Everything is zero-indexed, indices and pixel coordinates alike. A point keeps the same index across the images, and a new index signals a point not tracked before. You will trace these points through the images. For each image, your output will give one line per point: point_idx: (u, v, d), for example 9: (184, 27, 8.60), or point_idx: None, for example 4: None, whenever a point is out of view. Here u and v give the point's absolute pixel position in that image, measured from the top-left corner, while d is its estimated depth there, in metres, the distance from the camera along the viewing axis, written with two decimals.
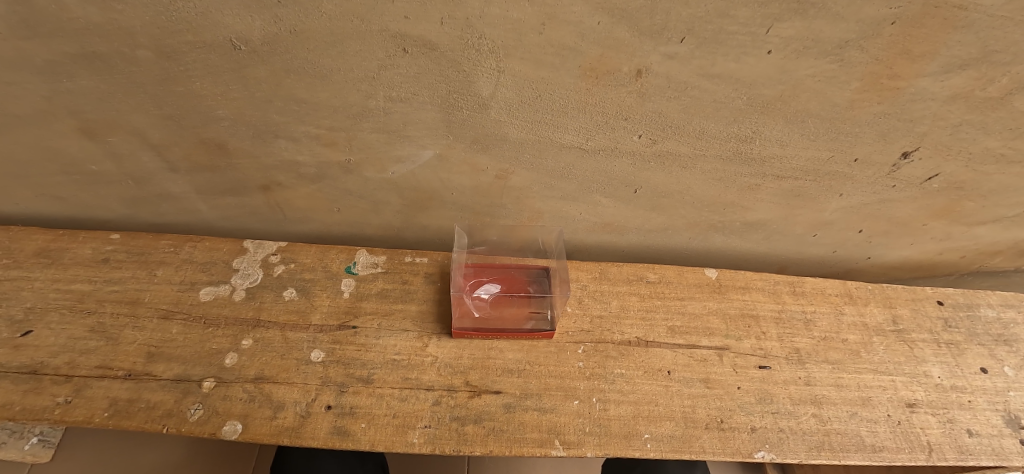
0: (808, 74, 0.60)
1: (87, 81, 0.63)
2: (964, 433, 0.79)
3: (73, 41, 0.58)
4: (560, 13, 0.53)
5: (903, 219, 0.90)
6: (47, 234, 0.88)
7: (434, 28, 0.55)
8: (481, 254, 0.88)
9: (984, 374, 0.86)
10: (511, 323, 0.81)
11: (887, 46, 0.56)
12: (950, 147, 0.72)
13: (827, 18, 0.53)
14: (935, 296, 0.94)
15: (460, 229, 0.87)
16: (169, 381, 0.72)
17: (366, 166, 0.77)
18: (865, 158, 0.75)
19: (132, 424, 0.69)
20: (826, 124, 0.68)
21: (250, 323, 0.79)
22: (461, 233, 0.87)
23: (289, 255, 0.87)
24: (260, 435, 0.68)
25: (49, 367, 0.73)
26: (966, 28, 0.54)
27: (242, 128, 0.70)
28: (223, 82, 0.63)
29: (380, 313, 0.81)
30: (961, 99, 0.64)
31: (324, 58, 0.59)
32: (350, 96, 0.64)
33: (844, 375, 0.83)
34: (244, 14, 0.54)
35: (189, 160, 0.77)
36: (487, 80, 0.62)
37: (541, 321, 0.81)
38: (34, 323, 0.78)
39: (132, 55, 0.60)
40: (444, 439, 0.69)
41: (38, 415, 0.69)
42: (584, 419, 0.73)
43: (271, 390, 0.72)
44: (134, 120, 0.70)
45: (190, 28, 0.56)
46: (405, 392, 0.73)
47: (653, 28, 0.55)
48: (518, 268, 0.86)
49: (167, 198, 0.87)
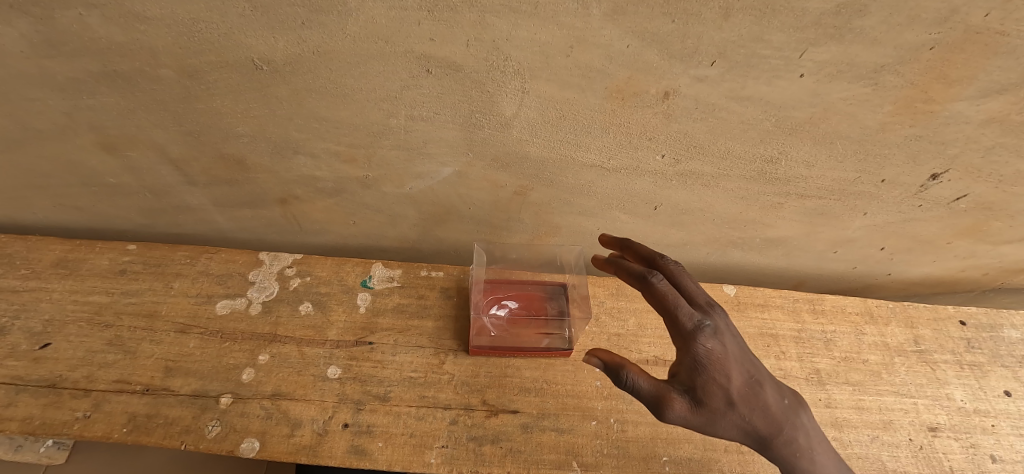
0: (840, 97, 0.59)
1: (107, 98, 0.63)
2: (988, 458, 0.78)
3: (94, 60, 0.57)
4: (589, 36, 0.52)
5: (927, 237, 0.89)
6: (64, 244, 0.88)
7: (460, 50, 0.54)
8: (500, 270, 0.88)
9: (1007, 398, 0.84)
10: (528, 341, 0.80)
11: (924, 71, 0.55)
12: (980, 170, 0.71)
13: (864, 43, 0.52)
14: (958, 316, 0.92)
15: (479, 248, 0.86)
16: (187, 396, 0.72)
17: (384, 181, 0.77)
18: (893, 179, 0.73)
19: (150, 440, 0.69)
20: (855, 145, 0.67)
21: (267, 337, 0.79)
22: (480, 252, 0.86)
23: (305, 268, 0.87)
24: (278, 454, 0.68)
25: (68, 381, 0.74)
26: (1008, 53, 0.52)
27: (261, 144, 0.70)
28: (244, 100, 0.62)
29: (396, 329, 0.81)
30: (995, 123, 0.62)
31: (346, 78, 0.58)
32: (371, 115, 0.63)
33: (864, 397, 0.82)
34: (268, 34, 0.53)
35: (207, 174, 0.77)
36: (511, 100, 0.61)
37: (559, 339, 0.80)
38: (53, 335, 0.78)
39: (154, 73, 0.59)
40: (461, 460, 0.69)
41: (57, 430, 0.69)
42: (602, 441, 0.72)
43: (288, 407, 0.72)
44: (154, 136, 0.69)
45: (213, 48, 0.55)
46: (423, 411, 0.73)
47: (684, 51, 0.53)
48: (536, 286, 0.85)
49: (184, 210, 0.86)
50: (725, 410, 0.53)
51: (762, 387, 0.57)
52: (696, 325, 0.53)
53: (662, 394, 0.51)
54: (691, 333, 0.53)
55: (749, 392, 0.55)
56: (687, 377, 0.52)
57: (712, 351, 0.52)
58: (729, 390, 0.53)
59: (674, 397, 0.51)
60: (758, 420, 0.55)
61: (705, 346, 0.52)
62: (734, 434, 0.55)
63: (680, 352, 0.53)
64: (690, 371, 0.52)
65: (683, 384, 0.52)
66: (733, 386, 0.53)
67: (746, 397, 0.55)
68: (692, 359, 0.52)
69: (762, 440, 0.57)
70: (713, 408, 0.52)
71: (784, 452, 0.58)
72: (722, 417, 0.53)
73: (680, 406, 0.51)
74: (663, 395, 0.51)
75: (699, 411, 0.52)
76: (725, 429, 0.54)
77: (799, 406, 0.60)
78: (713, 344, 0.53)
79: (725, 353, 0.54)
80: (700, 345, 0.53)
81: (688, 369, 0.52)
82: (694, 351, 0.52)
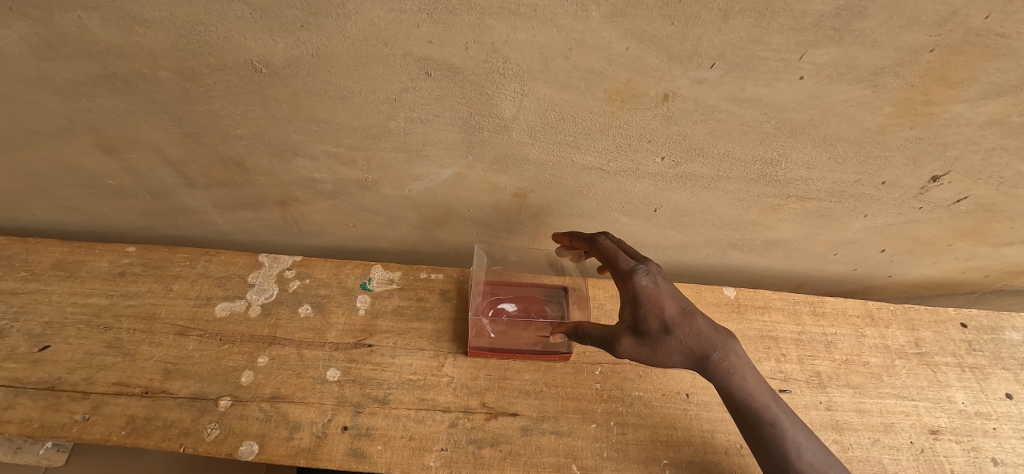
0: (840, 99, 0.59)
1: (107, 100, 0.63)
2: (989, 461, 0.77)
3: (94, 62, 0.57)
4: (588, 38, 0.52)
5: (927, 239, 0.89)
6: (64, 246, 0.88)
7: (459, 52, 0.54)
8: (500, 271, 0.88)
9: (1008, 400, 0.84)
10: (528, 344, 0.79)
11: (924, 73, 0.54)
12: (981, 172, 0.70)
13: (864, 45, 0.51)
14: (959, 318, 0.92)
15: (479, 251, 0.86)
16: (186, 399, 0.72)
17: (383, 183, 0.77)
18: (893, 181, 0.73)
19: (149, 443, 0.69)
20: (855, 147, 0.67)
21: (266, 340, 0.79)
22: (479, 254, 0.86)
23: (304, 270, 0.87)
24: (277, 456, 0.68)
25: (67, 383, 0.73)
26: (1008, 55, 0.52)
27: (261, 147, 0.70)
28: (243, 102, 0.62)
29: (396, 332, 0.80)
30: (996, 125, 0.62)
31: (345, 80, 0.58)
32: (370, 117, 0.63)
33: (865, 400, 0.81)
34: (267, 37, 0.53)
35: (207, 176, 0.77)
36: (510, 102, 0.61)
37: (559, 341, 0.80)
38: (52, 337, 0.78)
39: (153, 76, 0.59)
40: (461, 463, 0.69)
41: (56, 433, 0.69)
42: (602, 444, 0.72)
43: (287, 410, 0.72)
44: (154, 139, 0.69)
45: (212, 51, 0.55)
46: (422, 413, 0.72)
47: (683, 53, 0.53)
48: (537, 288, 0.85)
49: (183, 212, 0.86)
50: (664, 337, 0.63)
51: (697, 317, 0.66)
52: (631, 266, 0.64)
53: (607, 330, 0.63)
54: (627, 272, 0.64)
55: (685, 319, 0.65)
56: (626, 312, 0.64)
57: (642, 285, 0.63)
58: (664, 318, 0.63)
59: (617, 332, 0.63)
60: (695, 345, 0.65)
61: (637, 282, 0.63)
62: (678, 361, 0.64)
63: (622, 290, 0.65)
64: (629, 304, 0.64)
65: (625, 319, 0.64)
66: (668, 314, 0.63)
67: (683, 323, 0.64)
68: (630, 292, 0.64)
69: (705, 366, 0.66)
70: (651, 335, 0.63)
71: (726, 377, 0.65)
72: (661, 343, 0.63)
73: (625, 340, 0.62)
74: (607, 329, 0.64)
75: (641, 342, 0.63)
76: (668, 355, 0.64)
77: (736, 339, 0.68)
78: (646, 280, 0.64)
79: (658, 288, 0.64)
80: (635, 282, 0.64)
81: (626, 304, 0.64)
82: (631, 287, 0.63)
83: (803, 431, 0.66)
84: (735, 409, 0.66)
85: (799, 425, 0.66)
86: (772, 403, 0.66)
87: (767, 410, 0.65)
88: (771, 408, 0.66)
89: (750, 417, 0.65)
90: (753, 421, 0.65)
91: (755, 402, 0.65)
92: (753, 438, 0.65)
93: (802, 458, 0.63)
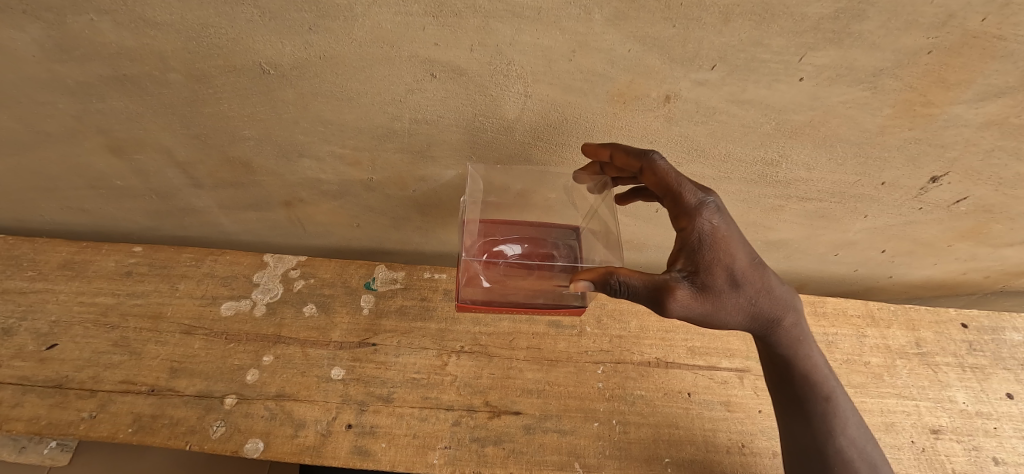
0: (840, 100, 0.59)
1: (117, 102, 0.64)
2: (990, 461, 0.78)
3: (104, 64, 0.58)
4: (591, 41, 0.52)
5: (927, 239, 0.89)
6: (71, 246, 0.89)
7: (464, 54, 0.55)
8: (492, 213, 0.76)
9: (1009, 400, 0.84)
10: (532, 294, 0.71)
11: (922, 74, 0.55)
12: (980, 173, 0.71)
13: (863, 47, 0.52)
14: (960, 318, 0.92)
15: (474, 171, 0.71)
16: (192, 397, 0.73)
17: (388, 184, 0.78)
18: (892, 182, 0.74)
19: (155, 440, 0.69)
20: (855, 148, 0.67)
21: (271, 338, 0.79)
22: (474, 176, 0.71)
23: (309, 270, 0.88)
24: (282, 454, 0.68)
25: (74, 381, 0.74)
26: (1005, 57, 0.52)
27: (267, 147, 0.71)
28: (251, 104, 0.63)
29: (399, 331, 0.81)
30: (995, 126, 0.62)
31: (352, 82, 0.59)
32: (376, 118, 0.64)
33: (866, 399, 0.82)
34: (276, 40, 0.54)
35: (213, 177, 0.78)
36: (514, 103, 0.61)
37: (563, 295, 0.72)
38: (59, 336, 0.79)
39: (162, 78, 0.60)
40: (464, 461, 0.69)
41: (64, 430, 0.70)
42: (604, 442, 0.73)
43: (293, 408, 0.72)
44: (162, 140, 0.70)
45: (221, 53, 0.56)
46: (425, 412, 0.73)
47: (684, 55, 0.54)
48: (540, 228, 0.75)
49: (189, 212, 0.87)
50: (726, 290, 0.54)
51: (763, 271, 0.58)
52: (699, 201, 0.54)
53: (662, 280, 0.51)
54: (694, 210, 0.54)
55: (752, 271, 0.56)
56: (686, 259, 0.53)
57: (712, 225, 0.53)
58: (732, 267, 0.54)
59: (675, 282, 0.51)
60: (757, 302, 0.57)
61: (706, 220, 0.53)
62: (736, 318, 0.56)
63: (686, 230, 0.54)
64: (693, 248, 0.53)
65: (683, 267, 0.53)
66: (736, 264, 0.54)
67: (750, 275, 0.56)
68: (697, 233, 0.53)
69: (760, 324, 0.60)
70: (716, 286, 0.53)
71: (791, 342, 0.63)
72: (725, 296, 0.54)
73: (685, 291, 0.51)
74: (664, 277, 0.51)
75: (704, 292, 0.52)
76: (728, 310, 0.55)
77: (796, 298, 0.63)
78: (715, 220, 0.54)
79: (727, 231, 0.54)
80: (703, 221, 0.54)
81: (692, 246, 0.53)
82: (699, 226, 0.53)
83: (848, 404, 0.68)
84: (790, 376, 0.67)
85: (846, 398, 0.68)
86: (829, 377, 0.67)
87: (825, 383, 0.66)
88: (829, 381, 0.67)
89: (805, 389, 0.66)
90: (809, 394, 0.66)
91: (815, 375, 0.66)
92: (799, 407, 0.67)
93: (844, 433, 0.67)
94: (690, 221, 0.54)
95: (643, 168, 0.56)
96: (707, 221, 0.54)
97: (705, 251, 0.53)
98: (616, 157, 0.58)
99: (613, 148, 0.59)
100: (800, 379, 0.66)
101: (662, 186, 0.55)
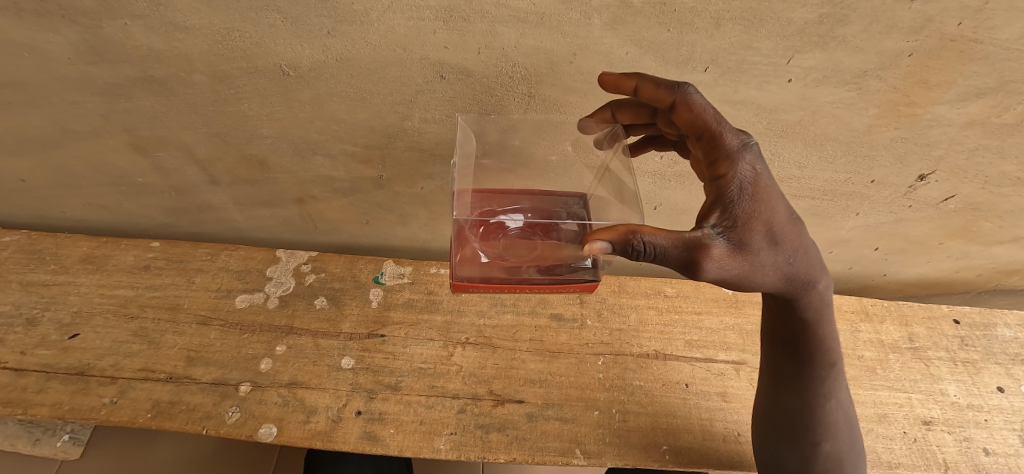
0: (827, 101, 0.63)
1: (143, 102, 0.68)
2: (980, 452, 0.80)
3: (134, 66, 0.62)
4: (591, 44, 0.56)
5: (919, 237, 0.92)
6: (91, 241, 0.93)
7: (471, 57, 0.58)
8: (485, 180, 0.70)
9: (1000, 394, 0.86)
10: (534, 268, 0.61)
11: (905, 76, 0.58)
12: (966, 171, 0.74)
13: (846, 50, 0.55)
14: (952, 314, 0.95)
15: (463, 124, 0.64)
16: (208, 384, 0.76)
17: (397, 181, 0.82)
18: (882, 180, 0.77)
19: (173, 424, 0.72)
20: (844, 147, 0.71)
21: (284, 329, 0.83)
22: (465, 129, 0.64)
23: (319, 265, 0.91)
24: (294, 439, 0.71)
25: (96, 369, 0.77)
26: (982, 59, 0.55)
27: (283, 146, 0.74)
28: (270, 103, 0.67)
29: (407, 323, 0.84)
30: (978, 125, 0.65)
31: (366, 82, 0.62)
32: (387, 118, 0.68)
33: (859, 391, 0.84)
34: (296, 43, 0.57)
35: (230, 174, 0.82)
36: (518, 104, 0.65)
37: (576, 271, 0.62)
38: (81, 326, 0.82)
39: (187, 78, 0.63)
40: (470, 446, 0.72)
41: (86, 415, 0.73)
42: (604, 430, 0.75)
43: (304, 395, 0.75)
44: (183, 138, 0.74)
45: (244, 55, 0.59)
46: (432, 400, 0.76)
47: (678, 58, 0.57)
48: (540, 196, 0.68)
49: (206, 209, 0.91)
50: (762, 250, 0.46)
51: (801, 228, 0.50)
52: (738, 145, 0.47)
53: (696, 237, 0.42)
54: (735, 153, 0.46)
55: (793, 229, 0.48)
56: (721, 213, 0.45)
57: (752, 173, 0.46)
58: (773, 222, 0.46)
59: (710, 239, 0.43)
60: (794, 264, 0.50)
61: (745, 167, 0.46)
62: (771, 281, 0.49)
63: (723, 178, 0.46)
64: (730, 199, 0.45)
65: (720, 221, 0.44)
66: (775, 219, 0.46)
67: (790, 232, 0.48)
68: (736, 182, 0.45)
69: (791, 289, 0.53)
70: (755, 244, 0.45)
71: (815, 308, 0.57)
72: (763, 256, 0.46)
73: (719, 251, 0.43)
74: (698, 233, 0.43)
75: (740, 251, 0.44)
76: (765, 271, 0.47)
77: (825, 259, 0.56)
78: (756, 168, 0.46)
79: (768, 181, 0.46)
80: (742, 168, 0.46)
81: (731, 196, 0.45)
82: (737, 173, 0.46)
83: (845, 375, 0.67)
84: (801, 341, 0.62)
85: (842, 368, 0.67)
86: (840, 347, 0.63)
87: (834, 352, 0.63)
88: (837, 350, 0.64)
89: (814, 357, 0.63)
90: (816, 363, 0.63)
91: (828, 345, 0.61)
92: (801, 374, 0.64)
93: (836, 398, 0.66)
94: (730, 167, 0.46)
95: (676, 102, 0.48)
96: (747, 167, 0.46)
97: (744, 203, 0.45)
98: (643, 90, 0.50)
99: (639, 79, 0.51)
100: (811, 344, 0.62)
101: (698, 123, 0.48)
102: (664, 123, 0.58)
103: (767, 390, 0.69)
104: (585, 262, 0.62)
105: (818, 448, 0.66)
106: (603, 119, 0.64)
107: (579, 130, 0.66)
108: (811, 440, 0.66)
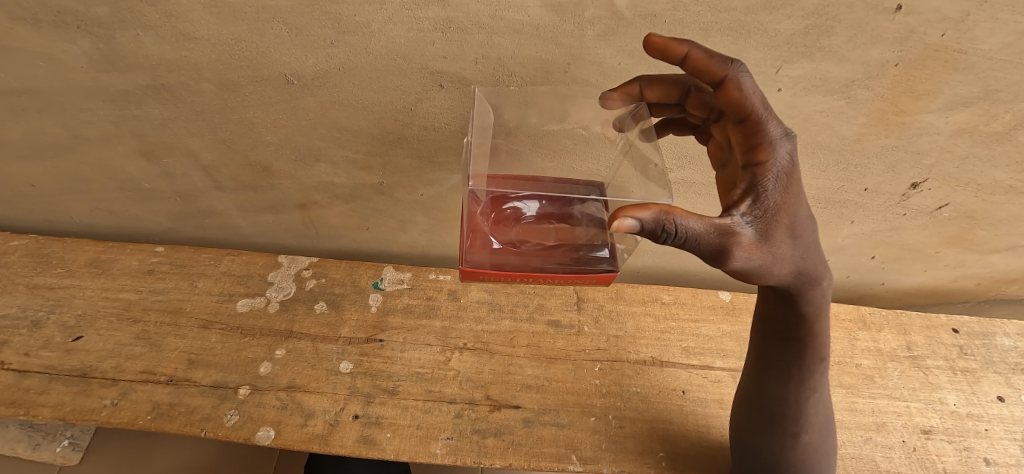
0: (816, 109, 0.64)
1: (152, 109, 0.70)
2: (981, 461, 0.79)
3: (144, 74, 0.64)
4: (585, 54, 0.58)
5: (915, 245, 0.93)
6: (97, 246, 0.94)
7: (469, 67, 0.60)
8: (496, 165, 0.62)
9: (1000, 403, 0.86)
10: (547, 258, 0.56)
11: (891, 85, 0.60)
12: (958, 179, 0.74)
13: (833, 60, 0.57)
14: (950, 323, 0.95)
15: (480, 96, 0.59)
16: (207, 387, 0.77)
17: (397, 188, 0.83)
18: (874, 188, 0.78)
19: (172, 427, 0.73)
20: (835, 155, 0.72)
21: (283, 333, 0.84)
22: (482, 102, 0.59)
23: (320, 270, 0.92)
24: (292, 442, 0.71)
25: (98, 371, 0.78)
26: (967, 69, 0.56)
27: (287, 152, 0.76)
28: (274, 111, 0.69)
29: (405, 328, 0.85)
30: (967, 133, 0.66)
31: (367, 91, 0.64)
32: (388, 125, 0.70)
33: (857, 400, 0.84)
34: (299, 53, 0.59)
35: (235, 180, 0.84)
36: None
37: (595, 260, 0.56)
38: (85, 329, 0.83)
39: (196, 87, 0.66)
40: (465, 451, 0.72)
41: (86, 416, 0.74)
42: (600, 436, 0.75)
43: (302, 399, 0.76)
44: (190, 144, 0.76)
45: (250, 65, 0.61)
46: (429, 404, 0.76)
47: (670, 68, 0.59)
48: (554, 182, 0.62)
49: (210, 214, 0.93)
50: (784, 242, 0.45)
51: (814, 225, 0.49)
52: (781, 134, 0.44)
53: (728, 224, 0.41)
54: (776, 141, 0.43)
55: (809, 224, 0.47)
56: (753, 201, 0.43)
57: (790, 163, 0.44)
58: (796, 216, 0.45)
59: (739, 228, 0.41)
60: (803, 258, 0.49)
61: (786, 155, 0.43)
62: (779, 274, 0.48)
63: (761, 165, 0.43)
64: (764, 188, 0.43)
65: (751, 210, 0.42)
66: (798, 214, 0.45)
67: (806, 228, 0.47)
68: (773, 172, 0.43)
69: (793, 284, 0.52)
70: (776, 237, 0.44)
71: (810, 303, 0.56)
72: (781, 249, 0.45)
73: (746, 240, 0.42)
74: (729, 221, 0.41)
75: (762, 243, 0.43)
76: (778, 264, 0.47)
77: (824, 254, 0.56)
78: (793, 159, 0.44)
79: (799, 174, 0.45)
80: (781, 158, 0.43)
81: (766, 185, 0.43)
82: (776, 161, 0.43)
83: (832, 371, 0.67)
84: (793, 334, 0.61)
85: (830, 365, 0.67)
86: (829, 342, 0.63)
87: (824, 348, 0.63)
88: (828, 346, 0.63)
89: (804, 351, 0.62)
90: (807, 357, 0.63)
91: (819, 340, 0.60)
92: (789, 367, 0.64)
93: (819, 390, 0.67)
94: (770, 153, 0.43)
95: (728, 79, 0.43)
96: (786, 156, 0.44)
97: (776, 193, 0.43)
98: (694, 60, 0.43)
99: (690, 45, 0.43)
100: (801, 337, 0.61)
101: (745, 106, 0.43)
102: (694, 105, 0.56)
103: (753, 378, 0.69)
104: (602, 251, 0.57)
105: (798, 438, 0.67)
106: (629, 93, 0.57)
107: (601, 105, 0.59)
108: (793, 430, 0.67)
